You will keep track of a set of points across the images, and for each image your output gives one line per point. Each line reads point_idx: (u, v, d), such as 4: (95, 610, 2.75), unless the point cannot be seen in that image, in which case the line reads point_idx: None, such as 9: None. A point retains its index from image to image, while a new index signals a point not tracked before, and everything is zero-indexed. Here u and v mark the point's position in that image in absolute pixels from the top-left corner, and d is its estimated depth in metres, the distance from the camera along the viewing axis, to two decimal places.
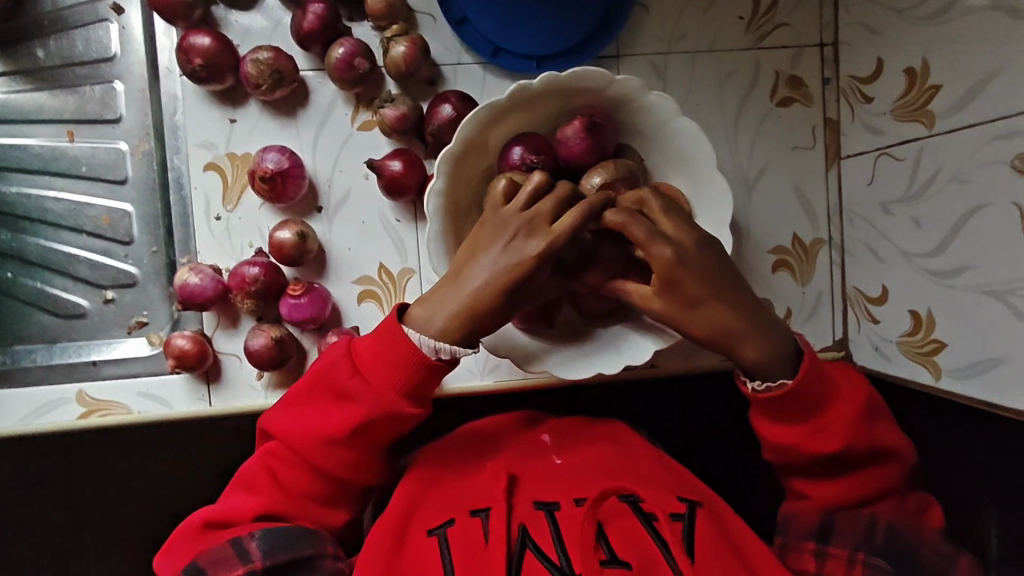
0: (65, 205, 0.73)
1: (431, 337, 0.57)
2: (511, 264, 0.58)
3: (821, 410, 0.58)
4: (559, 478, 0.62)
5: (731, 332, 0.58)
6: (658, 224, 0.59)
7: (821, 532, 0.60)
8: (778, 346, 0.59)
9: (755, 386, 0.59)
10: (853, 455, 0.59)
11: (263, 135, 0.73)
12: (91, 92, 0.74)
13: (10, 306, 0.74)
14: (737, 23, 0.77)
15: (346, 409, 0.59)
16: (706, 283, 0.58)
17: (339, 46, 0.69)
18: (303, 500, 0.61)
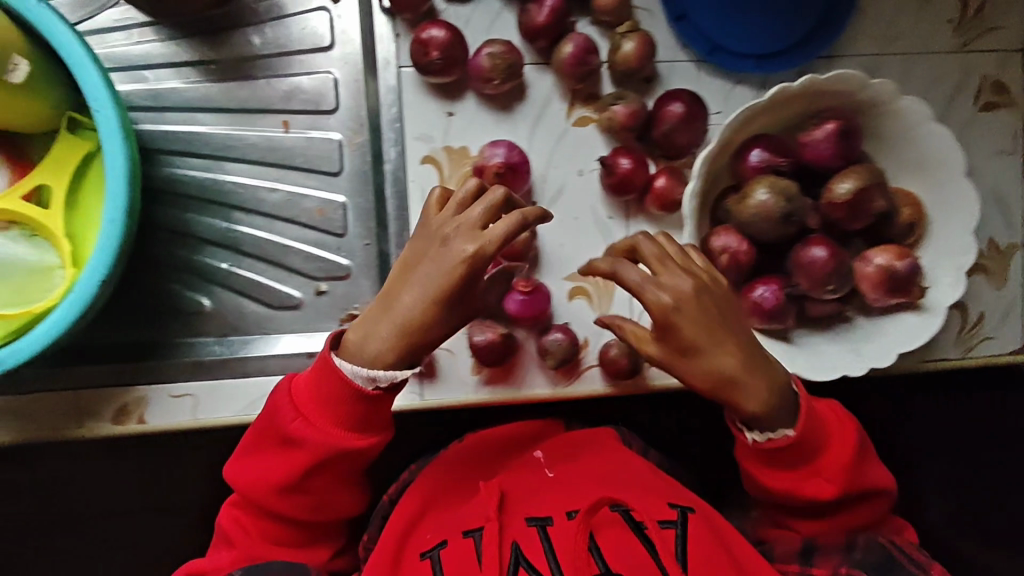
0: (280, 196, 0.73)
1: (364, 368, 0.57)
2: (442, 289, 0.56)
3: (812, 460, 0.62)
4: (547, 492, 0.67)
5: (727, 381, 0.57)
6: (658, 270, 0.56)
7: (803, 553, 0.65)
8: (773, 398, 0.59)
9: (754, 437, 0.61)
10: (849, 496, 0.65)
11: (480, 129, 0.73)
12: (308, 82, 0.72)
13: (223, 297, 0.73)
14: (946, 26, 0.77)
15: (292, 454, 0.60)
16: (711, 332, 0.56)
17: (569, 42, 0.69)
18: (275, 543, 0.64)
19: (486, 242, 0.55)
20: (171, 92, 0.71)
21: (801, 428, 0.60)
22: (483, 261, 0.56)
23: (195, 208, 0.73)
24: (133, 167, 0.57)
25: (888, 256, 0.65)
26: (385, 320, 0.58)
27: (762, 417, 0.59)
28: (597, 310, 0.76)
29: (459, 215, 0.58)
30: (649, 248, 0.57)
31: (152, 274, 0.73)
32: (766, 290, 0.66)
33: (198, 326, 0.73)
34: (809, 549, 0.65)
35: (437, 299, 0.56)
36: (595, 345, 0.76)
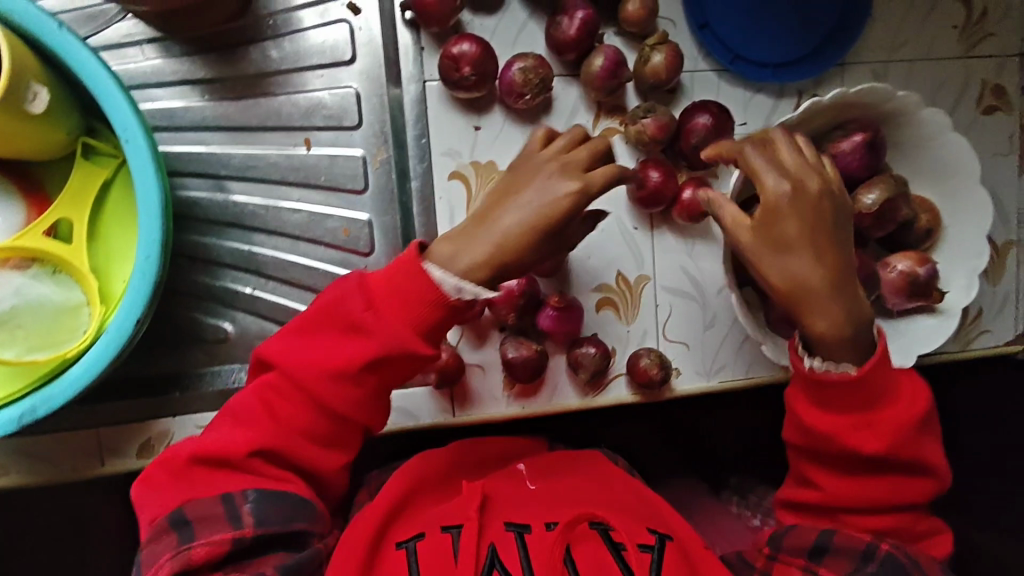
0: (303, 216, 0.71)
1: (455, 277, 0.58)
2: (540, 213, 0.59)
3: (869, 405, 0.60)
4: (528, 503, 0.68)
5: (808, 290, 0.58)
6: (782, 160, 0.58)
7: (815, 551, 0.63)
8: (848, 320, 0.58)
9: (812, 363, 0.60)
10: (895, 462, 0.63)
11: (507, 144, 0.72)
12: (329, 97, 0.70)
13: (245, 323, 0.71)
14: (951, 32, 0.79)
15: (359, 341, 0.59)
16: (804, 230, 0.57)
17: (599, 55, 0.69)
18: (299, 435, 0.61)
19: (590, 180, 0.59)
20: (187, 112, 0.68)
21: (869, 367, 0.59)
22: (589, 196, 0.59)
23: (214, 232, 0.70)
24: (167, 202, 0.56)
25: (910, 261, 0.67)
26: (478, 237, 0.60)
27: (843, 346, 0.59)
28: (624, 320, 0.77)
29: (562, 155, 0.61)
30: (774, 147, 0.59)
31: (172, 299, 0.71)
32: None
33: (223, 354, 0.71)
34: (824, 547, 0.63)
35: (530, 223, 0.59)
36: (623, 355, 0.76)
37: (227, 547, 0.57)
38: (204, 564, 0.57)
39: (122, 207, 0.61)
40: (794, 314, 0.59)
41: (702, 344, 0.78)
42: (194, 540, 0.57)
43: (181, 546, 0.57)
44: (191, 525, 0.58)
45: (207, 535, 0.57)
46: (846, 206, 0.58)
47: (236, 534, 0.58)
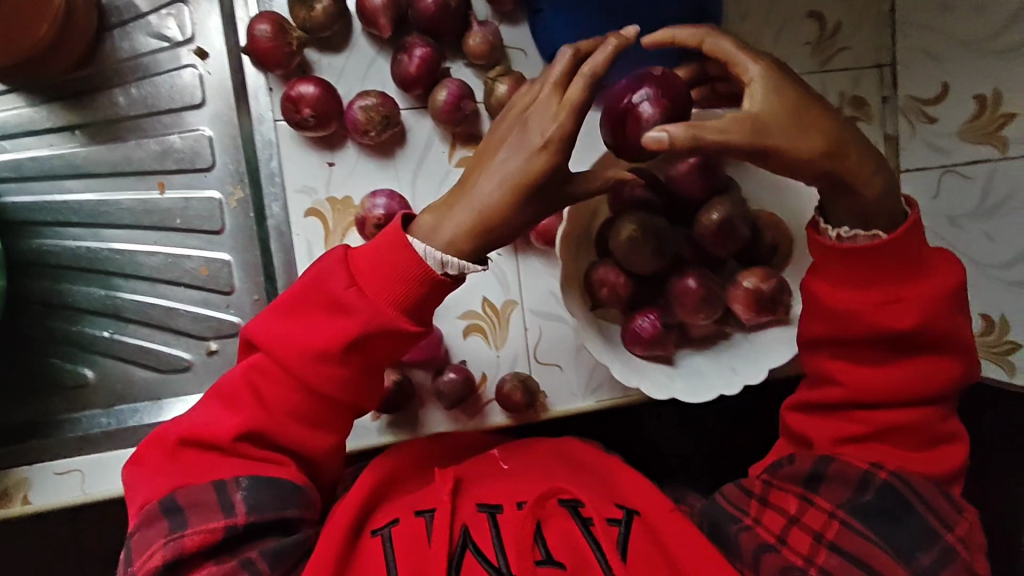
0: (161, 259, 0.72)
1: (438, 251, 0.56)
2: (524, 166, 0.56)
3: (902, 281, 0.56)
4: (504, 481, 0.66)
5: (835, 156, 0.54)
6: (720, 51, 0.54)
7: (811, 478, 0.61)
8: (887, 190, 0.56)
9: (837, 234, 0.57)
10: (922, 338, 0.57)
11: (363, 178, 0.73)
12: (180, 141, 0.71)
13: (106, 366, 0.72)
14: (805, 48, 0.81)
15: (341, 318, 0.57)
16: (785, 98, 0.53)
17: (442, 88, 0.69)
18: (287, 417, 0.59)
19: (566, 123, 0.54)
20: (37, 161, 0.70)
21: (897, 236, 0.55)
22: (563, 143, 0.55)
23: (69, 277, 0.71)
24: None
25: (753, 278, 0.68)
26: (462, 207, 0.57)
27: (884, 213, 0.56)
28: (494, 346, 0.78)
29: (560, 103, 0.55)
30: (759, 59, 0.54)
31: (32, 347, 0.71)
32: (645, 319, 0.68)
33: (85, 398, 0.72)
34: (819, 474, 0.60)
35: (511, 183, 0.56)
36: (493, 379, 0.78)
37: (221, 534, 0.57)
38: (199, 550, 0.57)
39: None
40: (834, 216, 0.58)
41: (575, 366, 0.79)
42: (185, 527, 0.57)
43: (173, 534, 0.57)
44: (183, 512, 0.57)
45: (196, 524, 0.57)
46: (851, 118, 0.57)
47: (230, 522, 0.57)
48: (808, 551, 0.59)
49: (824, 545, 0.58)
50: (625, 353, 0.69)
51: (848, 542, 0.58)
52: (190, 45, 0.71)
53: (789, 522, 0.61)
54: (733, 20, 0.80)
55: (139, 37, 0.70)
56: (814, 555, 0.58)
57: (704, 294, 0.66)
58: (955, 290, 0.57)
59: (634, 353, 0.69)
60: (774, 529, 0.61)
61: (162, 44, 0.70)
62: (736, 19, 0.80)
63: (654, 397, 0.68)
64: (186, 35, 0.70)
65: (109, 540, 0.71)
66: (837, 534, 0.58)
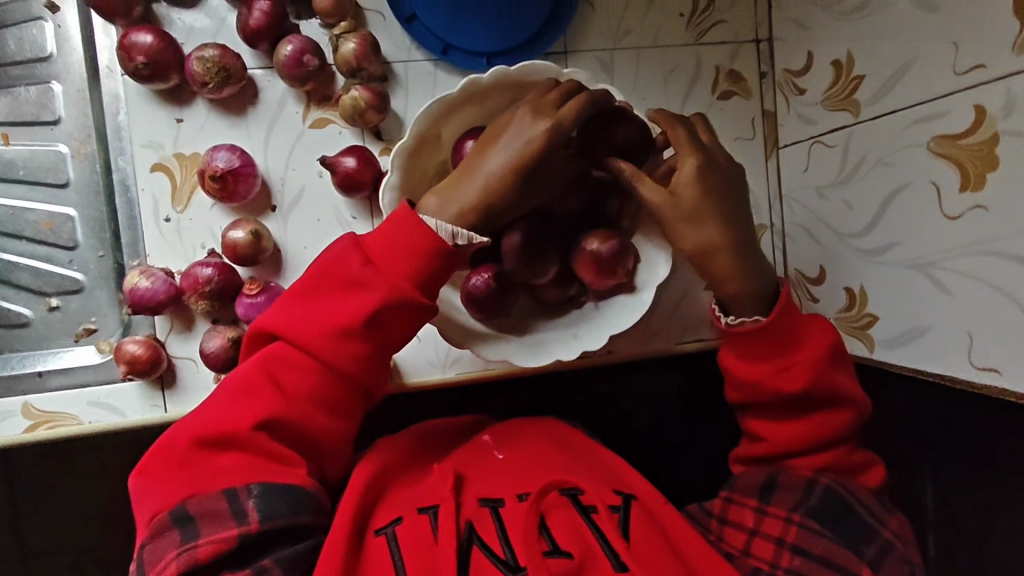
0: (3, 210, 0.72)
1: (448, 223, 0.60)
2: (521, 154, 0.60)
3: (790, 347, 0.61)
4: (502, 474, 0.64)
5: (713, 254, 0.62)
6: (677, 146, 0.63)
7: (764, 489, 0.62)
8: (757, 280, 0.63)
9: (727, 321, 0.63)
10: (812, 398, 0.62)
11: (213, 135, 0.72)
12: (27, 92, 0.71)
13: None
14: (678, 20, 0.80)
15: (357, 297, 0.59)
16: (696, 196, 0.62)
17: (287, 43, 0.69)
18: (305, 404, 0.58)
19: (559, 121, 0.60)
20: None
21: (777, 312, 0.61)
22: (557, 135, 0.60)
23: None
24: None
25: (596, 240, 0.65)
26: (468, 187, 0.61)
27: (750, 302, 0.62)
28: None
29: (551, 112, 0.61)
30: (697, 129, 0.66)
31: None
32: (479, 278, 0.66)
33: None
34: (773, 484, 0.62)
35: (511, 169, 0.61)
36: None
37: (234, 545, 0.53)
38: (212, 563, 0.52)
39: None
40: (704, 272, 0.63)
41: (432, 336, 0.77)
42: (195, 538, 0.52)
43: (185, 545, 0.52)
44: (195, 521, 0.53)
45: (208, 533, 0.53)
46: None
47: (243, 530, 0.53)
48: (769, 556, 0.59)
49: (785, 549, 0.58)
50: (463, 316, 0.68)
51: (808, 543, 0.57)
52: None
53: (749, 535, 0.61)
54: None
55: None
56: (778, 560, 0.58)
57: (525, 252, 0.64)
58: (839, 356, 0.63)
59: (472, 316, 0.68)
60: (737, 544, 0.61)
61: None
62: None
63: (482, 356, 0.67)
64: None
65: None
66: (796, 537, 0.58)
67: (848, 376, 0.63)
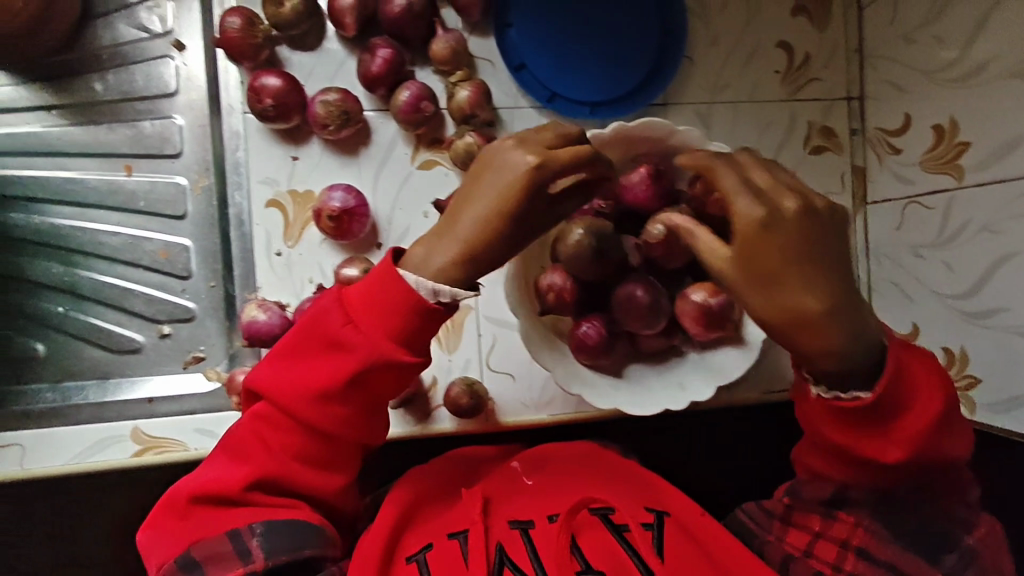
0: (122, 239, 0.73)
1: (428, 280, 0.54)
2: (500, 203, 0.55)
3: (884, 407, 0.52)
4: (530, 497, 0.65)
5: (813, 320, 0.49)
6: (748, 172, 0.51)
7: (830, 501, 0.59)
8: (855, 345, 0.50)
9: (821, 391, 0.54)
10: (916, 464, 0.54)
11: (326, 173, 0.74)
12: (151, 127, 0.73)
13: (58, 341, 0.72)
14: (774, 76, 0.83)
15: (337, 358, 0.56)
16: (790, 248, 0.49)
17: (405, 89, 0.71)
18: (296, 462, 0.58)
19: (551, 158, 0.55)
20: (12, 138, 0.71)
21: (886, 386, 0.51)
22: (547, 171, 0.55)
23: (29, 252, 0.72)
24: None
25: (701, 292, 0.66)
26: (449, 239, 0.56)
27: (843, 375, 0.52)
28: (446, 349, 0.77)
29: (545, 151, 0.55)
30: (750, 170, 0.51)
31: None
32: (589, 326, 0.67)
33: (33, 374, 0.72)
34: (840, 496, 0.59)
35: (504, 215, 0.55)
36: (443, 384, 0.77)
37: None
38: None
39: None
40: (798, 346, 0.51)
41: (527, 376, 0.78)
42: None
43: None
44: (200, 566, 0.54)
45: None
46: (841, 216, 0.51)
47: (249, 570, 0.54)
48: (831, 560, 0.58)
49: (847, 552, 0.58)
50: (572, 362, 0.68)
51: (874, 550, 0.56)
52: (169, 37, 0.73)
53: (813, 537, 0.60)
54: (703, 45, 0.81)
55: (120, 27, 0.73)
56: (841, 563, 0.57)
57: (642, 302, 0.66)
58: (947, 404, 0.53)
59: (579, 361, 0.68)
60: (801, 546, 0.60)
61: (141, 35, 0.73)
62: (707, 44, 0.81)
63: (597, 406, 0.67)
64: (166, 28, 0.73)
65: (31, 527, 0.67)
66: (861, 541, 0.57)
67: (948, 432, 0.54)
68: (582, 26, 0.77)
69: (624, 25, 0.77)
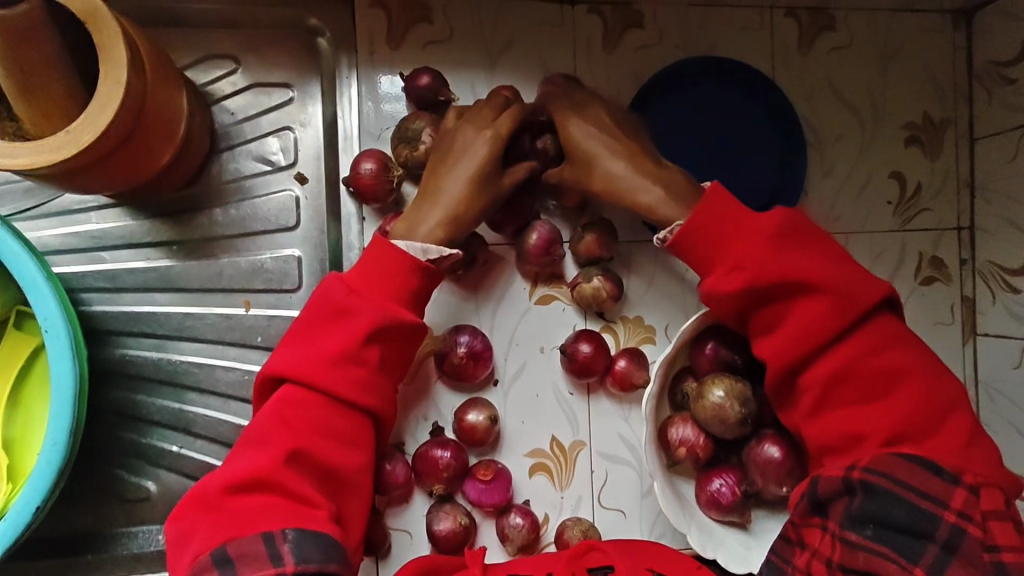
0: (238, 375, 0.71)
1: (419, 242, 0.63)
2: (477, 172, 0.64)
3: (726, 248, 0.61)
4: (536, 562, 0.63)
5: (628, 192, 0.66)
6: (603, 128, 0.67)
7: (816, 506, 0.58)
8: (673, 193, 0.65)
9: (664, 236, 0.64)
10: (849, 358, 0.58)
11: (445, 311, 0.73)
12: (270, 261, 0.72)
13: (170, 481, 0.70)
14: (886, 207, 0.82)
15: (346, 324, 0.60)
16: (626, 149, 0.67)
17: (534, 231, 0.70)
18: (320, 437, 0.58)
19: (498, 127, 0.65)
20: (132, 274, 0.70)
21: (695, 212, 0.62)
22: (500, 138, 0.65)
23: (146, 388, 0.71)
24: (79, 388, 0.59)
25: None
26: (430, 208, 0.65)
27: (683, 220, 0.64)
28: (558, 486, 0.75)
29: (491, 123, 0.66)
30: (588, 107, 0.68)
31: (95, 457, 0.70)
32: (723, 483, 0.66)
33: (143, 514, 0.70)
34: (819, 502, 0.58)
35: (475, 178, 0.65)
36: (555, 522, 0.74)
37: None
38: None
39: (37, 388, 0.64)
40: (625, 203, 0.66)
41: (639, 513, 0.76)
42: None
43: None
44: (233, 563, 0.51)
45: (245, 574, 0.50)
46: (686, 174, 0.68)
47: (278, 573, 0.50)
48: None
49: (834, 570, 0.55)
50: (700, 516, 0.67)
51: (851, 561, 0.54)
52: (291, 169, 0.73)
53: (810, 556, 0.57)
54: (817, 176, 0.81)
55: (243, 160, 0.72)
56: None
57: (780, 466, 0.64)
58: (827, 253, 0.61)
59: (708, 515, 0.68)
60: (804, 569, 0.57)
61: (264, 167, 0.73)
62: (820, 175, 0.81)
63: (731, 570, 0.66)
64: (289, 160, 0.73)
65: None
66: (842, 557, 0.54)
67: (858, 273, 0.60)
68: (700, 161, 0.76)
69: (744, 161, 0.77)
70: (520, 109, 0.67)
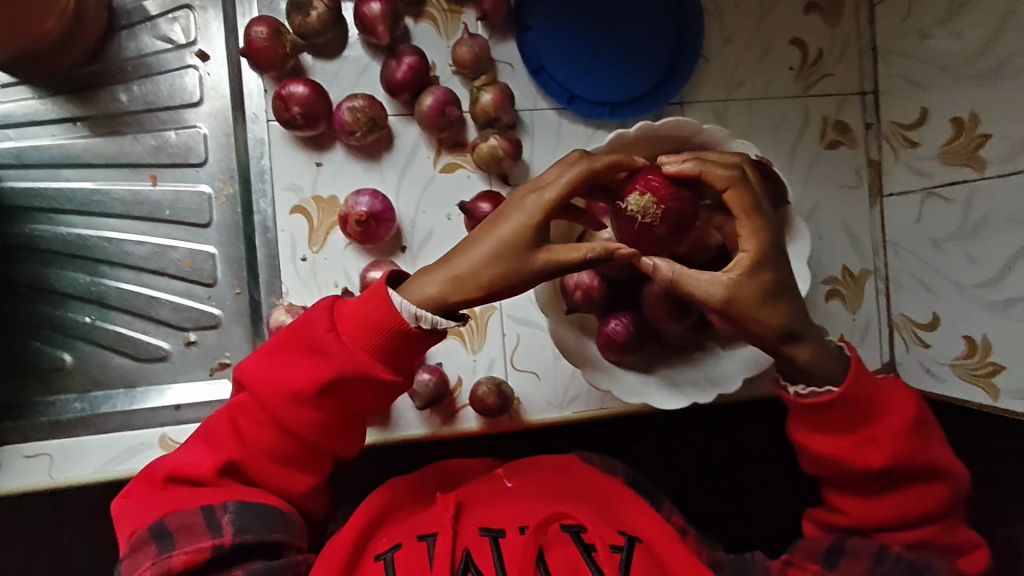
0: (148, 248, 0.74)
1: (413, 304, 0.53)
2: (520, 236, 0.54)
3: (869, 423, 0.55)
4: (506, 504, 0.60)
5: (794, 334, 0.55)
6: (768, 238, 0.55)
7: (829, 552, 0.57)
8: (823, 354, 0.56)
9: (796, 390, 0.56)
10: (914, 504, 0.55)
11: (349, 180, 0.73)
12: (175, 137, 0.74)
13: (86, 351, 0.73)
14: (788, 73, 0.83)
15: (316, 362, 0.54)
16: (778, 275, 0.55)
17: (429, 94, 0.72)
18: (267, 456, 0.55)
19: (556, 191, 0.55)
20: (36, 150, 0.72)
21: (851, 381, 0.54)
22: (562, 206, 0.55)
23: (57, 263, 0.73)
24: None
25: None
26: (446, 266, 0.55)
27: (824, 371, 0.56)
28: (470, 349, 0.77)
29: (559, 180, 0.55)
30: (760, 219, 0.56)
31: (13, 331, 0.73)
32: (617, 323, 0.68)
33: (60, 383, 0.72)
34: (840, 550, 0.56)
35: (506, 251, 0.54)
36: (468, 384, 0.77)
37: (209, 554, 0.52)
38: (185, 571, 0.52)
39: None
40: (781, 357, 0.56)
41: (552, 375, 0.77)
42: (172, 553, 0.51)
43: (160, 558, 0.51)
44: (172, 535, 0.52)
45: (184, 544, 0.52)
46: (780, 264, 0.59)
47: (218, 542, 0.52)
48: None
49: None
50: (596, 355, 0.69)
51: None
52: (192, 47, 0.74)
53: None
54: (717, 43, 0.82)
55: (143, 38, 0.74)
56: None
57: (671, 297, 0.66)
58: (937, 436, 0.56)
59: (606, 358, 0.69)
60: None
61: (166, 46, 0.74)
62: (721, 42, 0.82)
63: (625, 401, 0.67)
64: (189, 39, 0.74)
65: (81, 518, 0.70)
66: None
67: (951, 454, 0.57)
68: (598, 27, 0.77)
69: (642, 25, 0.78)
70: (630, 162, 0.57)
